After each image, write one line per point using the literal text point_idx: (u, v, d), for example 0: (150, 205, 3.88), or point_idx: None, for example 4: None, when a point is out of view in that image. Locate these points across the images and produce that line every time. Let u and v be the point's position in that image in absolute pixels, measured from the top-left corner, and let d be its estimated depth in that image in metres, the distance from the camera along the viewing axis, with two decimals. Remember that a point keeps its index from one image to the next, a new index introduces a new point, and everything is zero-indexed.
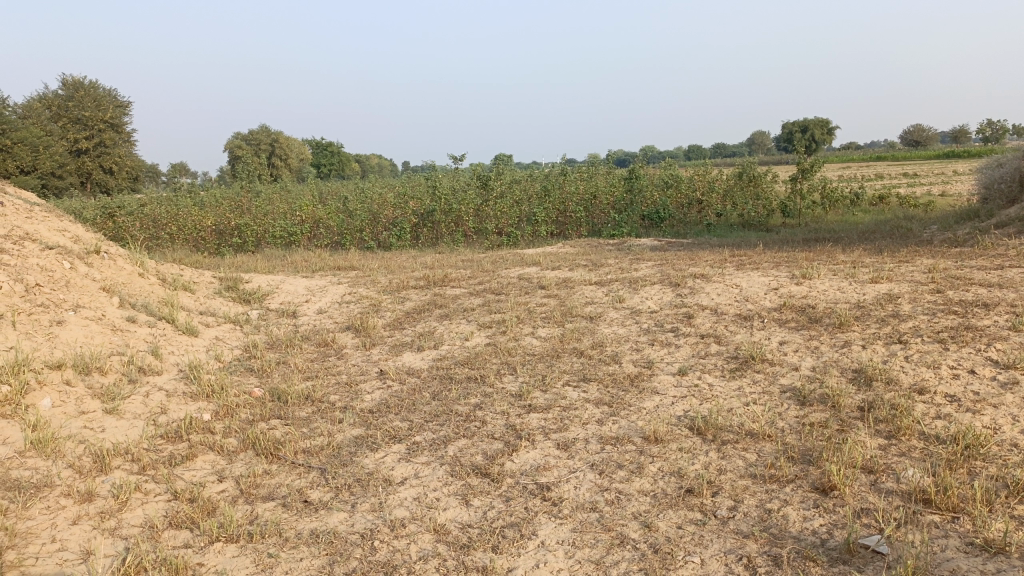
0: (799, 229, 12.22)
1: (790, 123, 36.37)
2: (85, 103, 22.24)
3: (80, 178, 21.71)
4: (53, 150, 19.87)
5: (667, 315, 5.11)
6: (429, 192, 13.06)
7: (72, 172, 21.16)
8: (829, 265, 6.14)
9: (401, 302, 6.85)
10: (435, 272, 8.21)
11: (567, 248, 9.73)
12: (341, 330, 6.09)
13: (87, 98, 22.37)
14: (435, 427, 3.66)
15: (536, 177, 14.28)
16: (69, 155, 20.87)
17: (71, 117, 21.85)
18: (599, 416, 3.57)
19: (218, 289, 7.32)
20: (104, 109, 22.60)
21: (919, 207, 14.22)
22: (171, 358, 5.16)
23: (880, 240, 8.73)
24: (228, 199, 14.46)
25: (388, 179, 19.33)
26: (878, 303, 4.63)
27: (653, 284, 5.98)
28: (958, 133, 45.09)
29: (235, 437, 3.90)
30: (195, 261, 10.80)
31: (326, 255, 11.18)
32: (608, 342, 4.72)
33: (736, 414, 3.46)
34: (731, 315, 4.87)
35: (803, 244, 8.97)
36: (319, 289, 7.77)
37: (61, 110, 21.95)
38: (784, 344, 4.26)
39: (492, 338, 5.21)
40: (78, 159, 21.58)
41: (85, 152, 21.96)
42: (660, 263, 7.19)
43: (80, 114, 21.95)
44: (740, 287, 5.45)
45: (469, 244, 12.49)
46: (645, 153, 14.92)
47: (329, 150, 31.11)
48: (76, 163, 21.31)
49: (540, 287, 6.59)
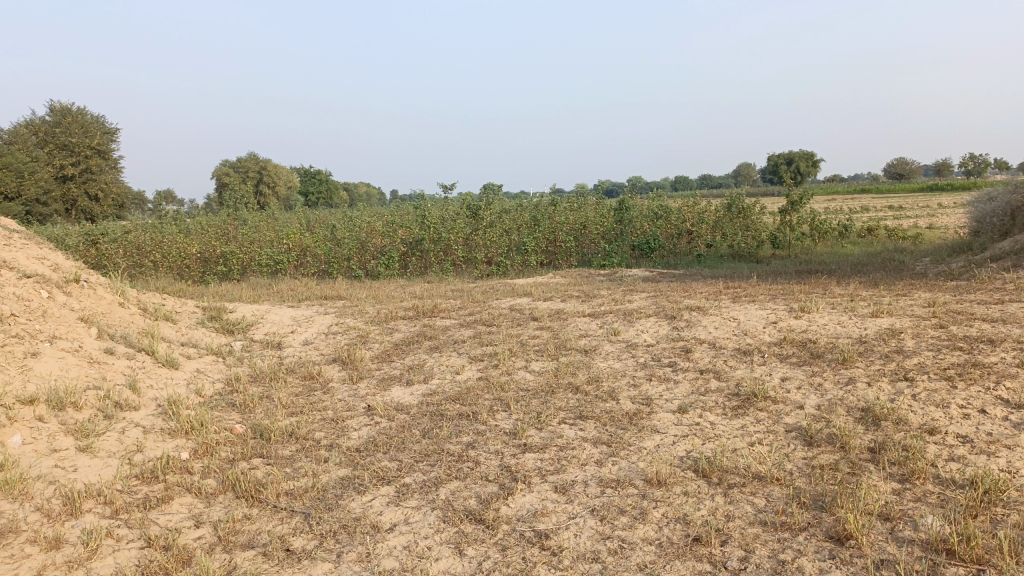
0: (790, 260, 12.18)
1: (775, 155, 36.72)
2: (72, 129, 22.04)
3: (65, 204, 21.49)
4: (38, 176, 19.66)
5: (664, 348, 4.97)
6: (418, 221, 12.95)
7: (57, 199, 20.93)
8: (826, 298, 6.04)
9: (389, 334, 6.68)
10: (424, 302, 8.06)
11: (557, 278, 9.62)
12: (327, 362, 5.91)
13: (74, 124, 22.19)
14: (426, 467, 3.48)
15: (526, 207, 14.21)
16: (53, 182, 20.65)
17: (58, 143, 21.64)
18: (598, 457, 3.41)
19: (201, 319, 7.13)
20: (91, 135, 22.41)
21: (907, 239, 14.24)
22: (150, 392, 4.96)
23: (873, 273, 8.67)
24: (213, 227, 14.28)
25: (377, 207, 19.22)
26: (880, 338, 4.52)
27: (648, 316, 5.85)
28: (941, 166, 45.65)
29: (214, 477, 3.71)
30: (179, 289, 10.60)
31: (312, 284, 11.01)
32: (604, 378, 4.57)
33: (741, 455, 3.31)
34: (729, 350, 4.74)
35: (795, 276, 8.90)
36: (305, 319, 7.59)
37: (48, 136, 21.76)
38: (786, 381, 4.13)
39: (483, 372, 5.05)
40: (64, 185, 21.35)
41: (71, 179, 21.73)
42: (654, 294, 7.08)
43: (67, 140, 21.75)
44: (737, 320, 5.33)
45: (458, 274, 12.36)
46: (634, 183, 14.91)
47: (317, 178, 31.03)
48: (60, 189, 21.09)
49: (532, 318, 6.45)
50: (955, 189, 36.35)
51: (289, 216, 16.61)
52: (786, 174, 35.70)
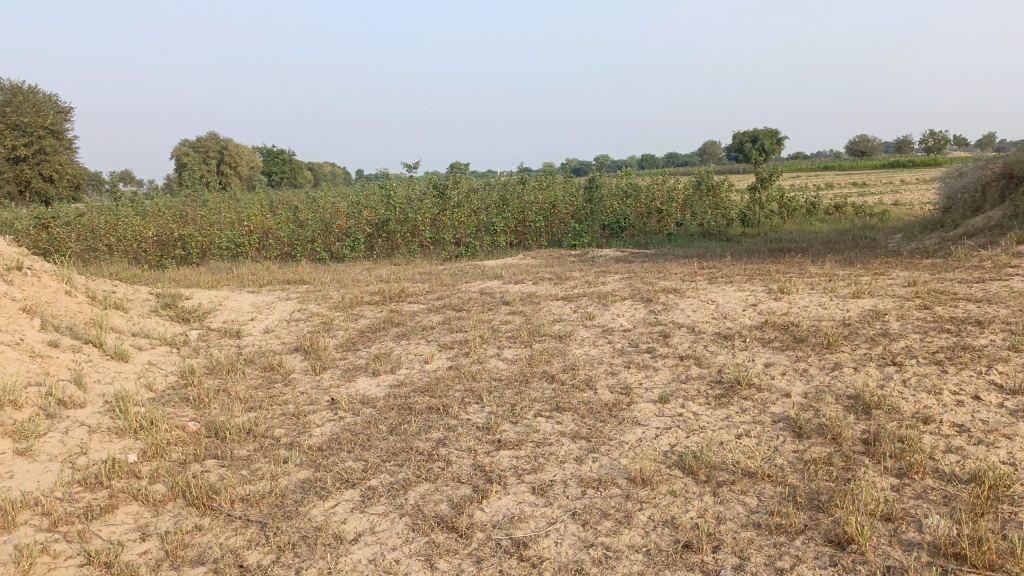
0: (760, 238, 12.10)
1: (740, 133, 36.77)
2: (24, 108, 21.15)
3: (18, 186, 20.70)
4: None
5: (641, 334, 4.77)
6: (384, 201, 12.61)
7: (9, 181, 20.14)
8: (804, 279, 5.89)
9: (354, 320, 6.40)
10: (390, 286, 7.77)
11: (528, 260, 9.38)
12: (288, 351, 5.62)
13: (26, 103, 21.29)
14: (393, 468, 3.25)
15: (494, 186, 13.93)
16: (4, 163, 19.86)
17: (9, 123, 20.76)
18: (577, 453, 3.20)
19: (155, 307, 6.78)
20: (43, 115, 21.50)
21: (874, 216, 14.26)
22: (97, 389, 4.64)
23: (847, 250, 8.57)
24: (171, 208, 13.78)
25: (341, 187, 18.76)
26: (864, 321, 4.37)
27: (623, 299, 5.64)
28: (902, 142, 46.17)
29: (163, 483, 3.43)
30: (135, 275, 10.17)
31: (275, 267, 10.65)
32: (581, 366, 4.36)
33: (729, 449, 3.12)
34: (709, 334, 4.56)
35: (769, 254, 8.78)
36: (266, 305, 7.27)
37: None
38: (770, 367, 3.96)
39: (454, 360, 4.81)
40: (16, 167, 20.55)
41: (23, 160, 20.90)
42: (627, 276, 6.89)
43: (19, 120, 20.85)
44: (716, 302, 5.14)
45: (425, 255, 12.07)
46: (603, 161, 14.67)
47: (280, 159, 30.37)
48: (11, 171, 20.29)
49: (503, 302, 6.21)
50: (916, 166, 36.81)
51: (250, 197, 16.11)
52: (751, 152, 35.81)
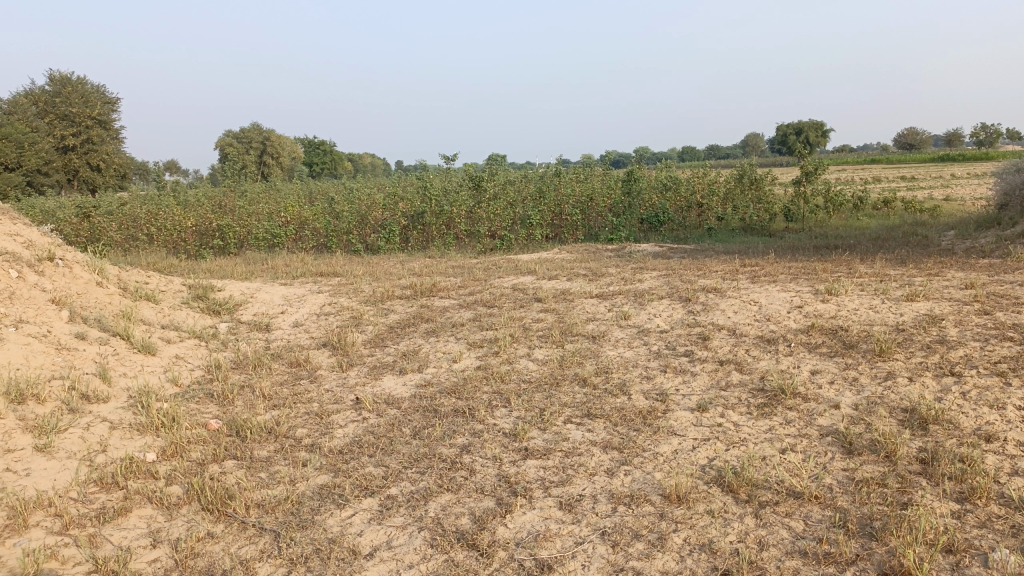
0: (804, 234, 11.73)
1: (783, 125, 35.95)
2: (73, 99, 21.51)
3: (67, 175, 21.13)
4: (38, 147, 19.34)
5: (679, 336, 4.55)
6: (420, 192, 12.50)
7: (58, 170, 20.54)
8: (852, 279, 5.60)
9: (384, 315, 6.27)
10: (423, 280, 7.64)
11: (563, 254, 9.18)
12: (316, 347, 5.51)
13: (75, 94, 21.66)
14: (414, 476, 3.10)
15: (531, 178, 13.74)
16: (54, 153, 20.25)
17: (58, 114, 21.13)
18: (608, 465, 3.02)
19: (186, 299, 6.73)
20: (92, 106, 21.85)
21: (924, 211, 13.74)
22: (121, 383, 4.58)
23: (898, 248, 8.21)
24: (211, 198, 13.85)
25: (378, 178, 18.73)
26: (919, 326, 4.10)
27: (661, 298, 5.43)
28: (953, 135, 44.77)
29: (179, 485, 3.33)
30: (171, 265, 10.21)
31: (310, 259, 10.61)
32: (614, 369, 4.17)
33: (772, 466, 2.91)
34: (751, 337, 4.33)
35: (814, 251, 8.45)
36: (297, 298, 7.19)
37: (49, 107, 21.23)
38: (817, 375, 3.72)
39: (483, 360, 4.65)
40: (65, 156, 20.95)
41: (72, 150, 21.30)
42: (666, 273, 6.65)
43: (68, 110, 21.21)
44: (759, 303, 4.90)
45: (460, 247, 11.93)
46: (643, 154, 14.37)
47: (320, 149, 30.52)
48: (60, 161, 20.68)
49: (536, 299, 6.04)
50: (968, 160, 35.69)
51: (288, 187, 16.13)
52: (795, 145, 35.05)
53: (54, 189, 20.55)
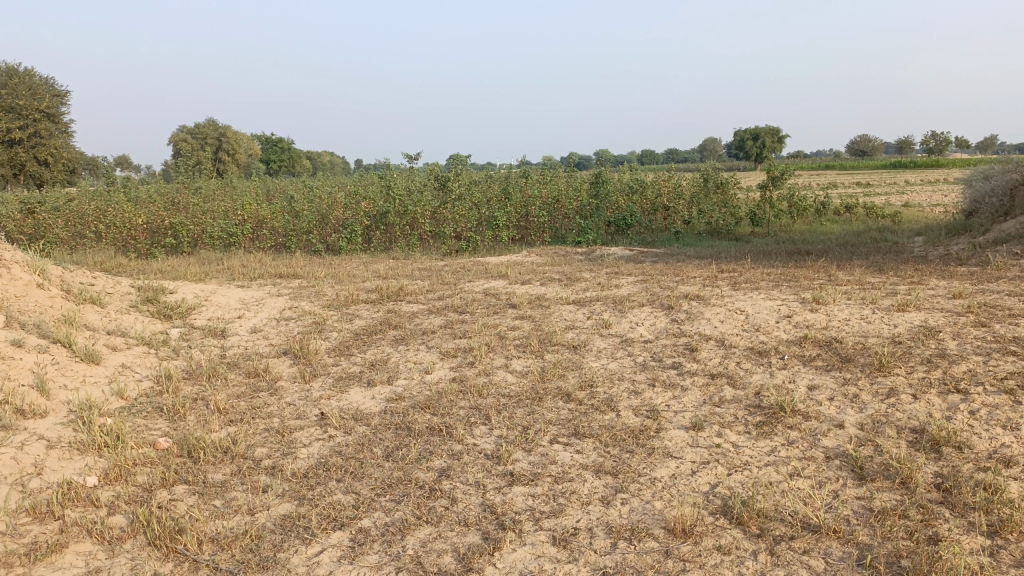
0: (772, 239, 11.67)
1: (744, 131, 35.83)
2: (20, 89, 20.54)
3: (12, 168, 20.24)
4: None
5: (664, 346, 4.32)
6: (383, 192, 12.14)
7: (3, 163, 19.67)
8: (836, 286, 5.44)
9: (348, 321, 5.94)
10: (388, 284, 7.31)
11: (532, 258, 8.92)
12: (275, 355, 5.16)
13: (22, 84, 20.70)
14: (388, 505, 2.80)
15: (496, 179, 13.45)
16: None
17: (4, 105, 20.17)
18: (602, 493, 2.76)
19: (135, 302, 6.31)
20: (40, 97, 20.92)
21: (887, 217, 13.79)
22: (61, 395, 4.18)
23: (869, 255, 8.13)
24: (164, 195, 13.30)
25: (338, 176, 18.27)
26: (916, 339, 3.93)
27: (641, 306, 5.20)
28: (905, 144, 45.63)
29: (123, 515, 2.98)
30: (120, 265, 9.71)
31: (268, 260, 10.19)
32: (599, 383, 3.91)
33: (780, 494, 2.69)
34: (741, 349, 4.12)
35: (787, 257, 8.33)
36: (255, 302, 6.81)
37: None
38: (815, 391, 3.52)
39: (457, 371, 4.36)
40: (10, 149, 20.04)
41: (18, 142, 20.37)
42: (643, 278, 6.44)
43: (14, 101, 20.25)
44: (746, 312, 4.70)
45: (425, 249, 11.60)
46: (607, 156, 14.17)
47: (279, 146, 29.86)
48: (5, 153, 19.76)
49: (510, 305, 5.76)
50: (920, 167, 36.41)
51: (246, 184, 15.61)
52: (752, 150, 35.39)
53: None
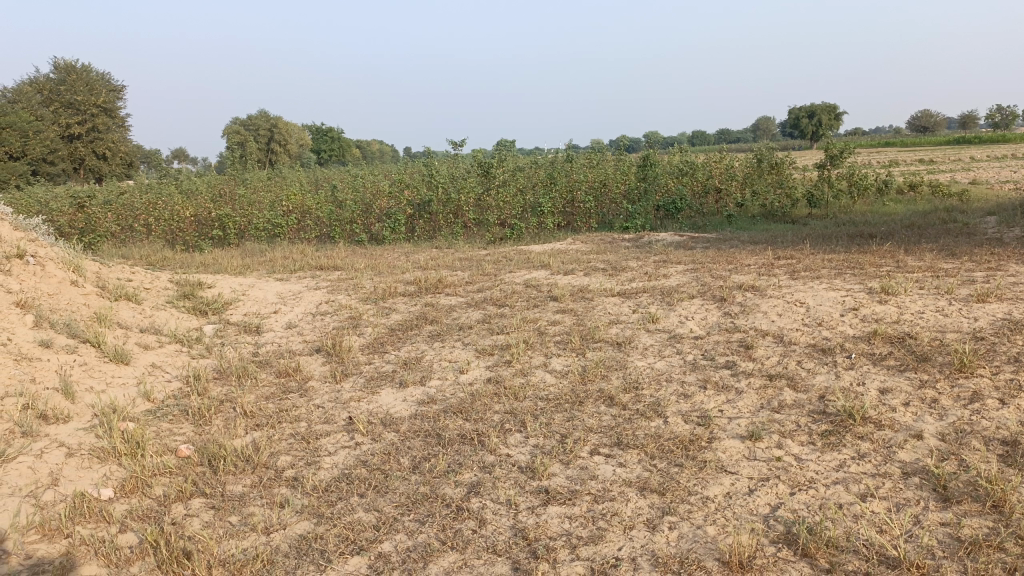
0: (830, 221, 11.11)
1: (796, 109, 34.67)
2: (77, 85, 20.87)
3: (73, 163, 20.70)
4: (44, 136, 18.96)
5: (717, 343, 3.99)
6: (426, 179, 11.93)
7: (64, 159, 20.11)
8: (905, 275, 5.02)
9: (385, 316, 5.73)
10: (427, 275, 7.09)
11: (578, 245, 8.60)
12: (308, 353, 4.97)
13: (80, 80, 21.02)
14: (411, 526, 2.56)
15: (541, 164, 13.12)
16: (59, 141, 19.78)
17: (63, 102, 20.58)
18: (648, 515, 2.47)
19: (172, 297, 6.21)
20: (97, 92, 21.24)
21: (953, 196, 13.04)
22: (86, 398, 4.06)
23: (938, 238, 7.59)
24: (211, 186, 13.33)
25: (384, 165, 18.17)
26: (1002, 334, 3.53)
27: (691, 298, 4.86)
28: (969, 119, 43.62)
29: (134, 533, 2.80)
30: (165, 258, 9.72)
31: (310, 251, 10.08)
32: (645, 385, 3.61)
33: (852, 520, 2.36)
34: (802, 346, 3.76)
35: (847, 241, 7.84)
36: (293, 296, 6.66)
37: (53, 95, 20.64)
38: (887, 396, 3.17)
39: (493, 371, 4.11)
40: (70, 145, 20.46)
41: (78, 138, 20.79)
42: (694, 267, 6.09)
43: (72, 98, 20.62)
44: (806, 304, 4.33)
45: (469, 237, 11.37)
46: (655, 137, 13.69)
47: (329, 136, 29.97)
48: (66, 149, 20.18)
49: (551, 297, 5.48)
50: (986, 142, 34.78)
51: (293, 174, 15.59)
52: (807, 128, 34.28)
53: (59, 177, 20.13)
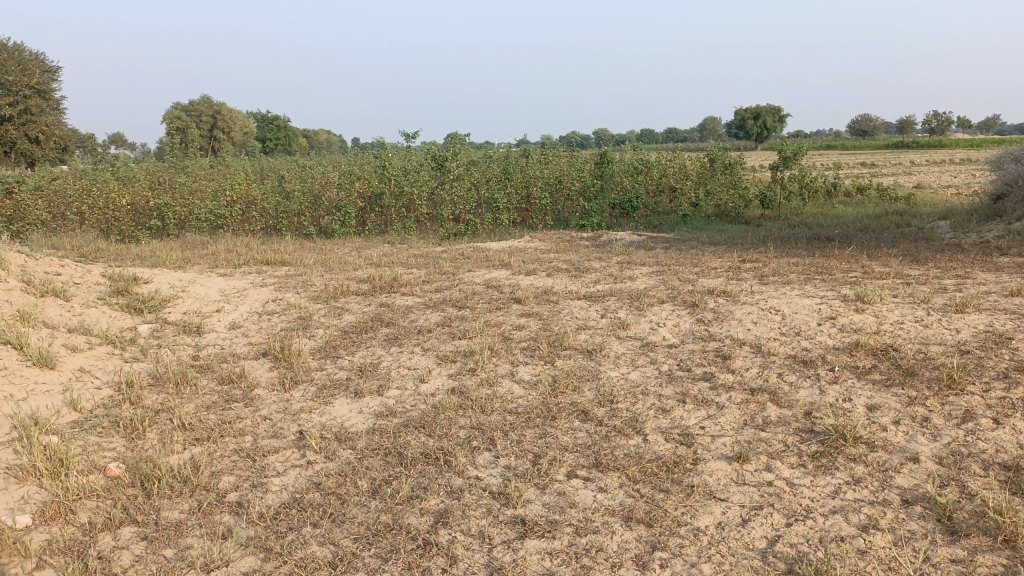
0: (784, 223, 11.12)
1: (742, 110, 35.09)
2: (10, 65, 19.66)
3: (3, 146, 19.59)
4: None
5: (692, 353, 3.80)
6: (378, 171, 11.55)
7: None
8: (876, 281, 4.91)
9: (337, 316, 5.41)
10: (381, 273, 6.76)
11: (535, 244, 8.38)
12: (253, 357, 4.62)
13: (13, 60, 19.81)
14: (373, 563, 2.29)
15: (495, 158, 12.85)
16: None
17: None
18: (636, 550, 2.26)
19: (104, 293, 5.77)
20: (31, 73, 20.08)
21: (900, 200, 13.22)
22: (3, 408, 3.65)
23: (895, 242, 7.58)
24: (150, 173, 12.70)
25: (333, 155, 17.67)
26: (988, 349, 3.42)
27: (661, 303, 4.67)
28: (907, 126, 44.84)
29: (54, 571, 2.46)
30: (99, 249, 9.18)
31: (255, 244, 9.63)
32: (620, 398, 3.39)
33: (858, 555, 2.18)
34: (782, 357, 3.60)
35: (806, 244, 7.80)
36: (238, 293, 6.28)
37: None
38: (876, 414, 3.02)
39: (456, 381, 3.85)
40: (0, 127, 19.35)
41: (9, 120, 19.66)
42: (659, 269, 5.91)
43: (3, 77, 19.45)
44: (782, 312, 4.17)
45: (421, 232, 11.05)
46: (609, 135, 13.57)
47: (275, 124, 29.12)
48: None
49: (514, 299, 5.23)
50: (923, 146, 35.76)
51: (238, 162, 15.01)
52: (753, 129, 34.76)
53: None
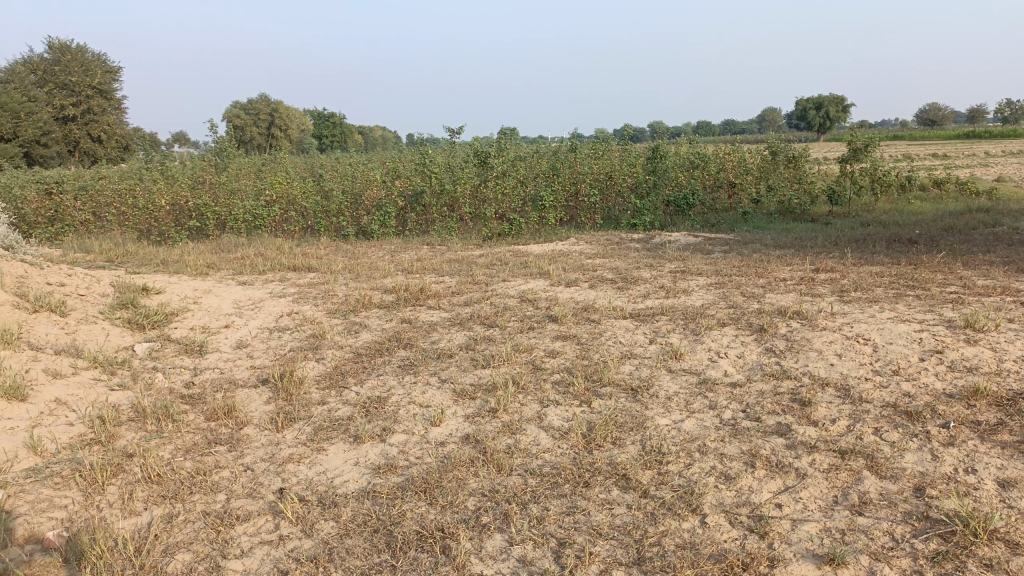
0: (854, 221, 10.17)
1: (803, 100, 33.58)
2: (72, 67, 19.69)
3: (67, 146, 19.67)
4: (37, 117, 18.11)
5: (763, 396, 3.08)
6: (421, 168, 10.98)
7: (57, 141, 19.09)
8: (982, 300, 4.10)
9: (353, 335, 4.82)
10: (409, 282, 6.16)
11: (582, 247, 7.69)
12: (251, 385, 4.07)
13: (75, 61, 19.83)
14: None
15: (543, 154, 12.16)
16: (51, 122, 18.73)
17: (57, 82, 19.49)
18: None
19: (107, 307, 5.31)
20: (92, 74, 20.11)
21: (983, 194, 12.08)
22: None
23: (990, 246, 6.63)
24: (192, 171, 12.38)
25: (378, 152, 17.24)
26: None
27: (722, 325, 3.94)
28: (980, 114, 42.40)
29: None
30: (128, 253, 8.82)
31: (288, 247, 9.15)
32: (672, 457, 2.70)
33: None
34: (878, 406, 2.86)
35: (886, 248, 6.92)
36: (252, 305, 5.76)
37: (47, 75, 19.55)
38: (1013, 494, 2.27)
39: (474, 425, 3.21)
40: (64, 126, 19.44)
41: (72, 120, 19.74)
42: (719, 280, 5.16)
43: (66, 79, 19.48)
44: (872, 342, 3.41)
45: (463, 233, 10.43)
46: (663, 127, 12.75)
47: (330, 122, 29.01)
48: (59, 131, 19.13)
49: (550, 317, 4.57)
50: (998, 136, 33.72)
51: (283, 156, 14.64)
52: (815, 119, 33.24)
53: (51, 160, 19.14)
